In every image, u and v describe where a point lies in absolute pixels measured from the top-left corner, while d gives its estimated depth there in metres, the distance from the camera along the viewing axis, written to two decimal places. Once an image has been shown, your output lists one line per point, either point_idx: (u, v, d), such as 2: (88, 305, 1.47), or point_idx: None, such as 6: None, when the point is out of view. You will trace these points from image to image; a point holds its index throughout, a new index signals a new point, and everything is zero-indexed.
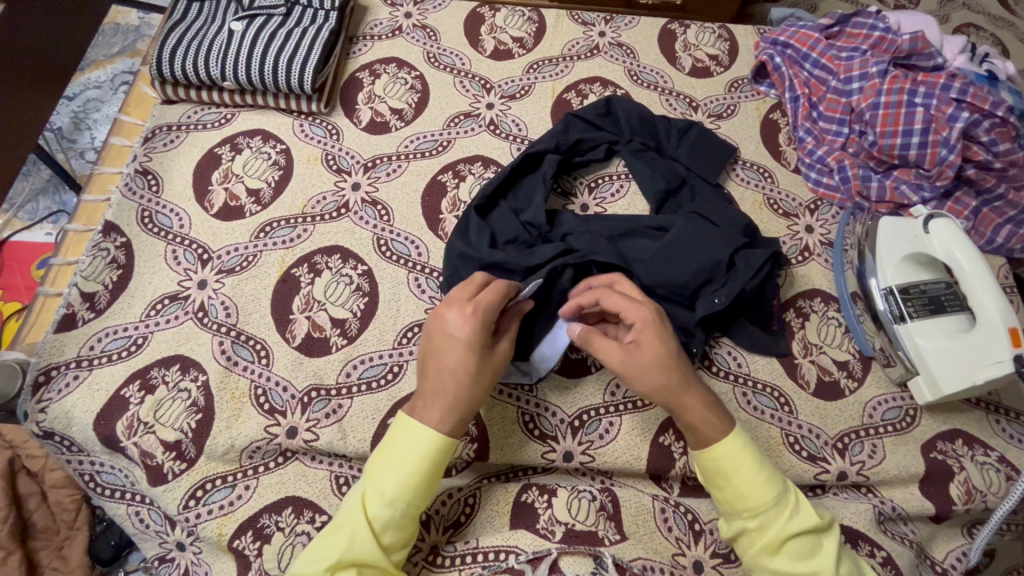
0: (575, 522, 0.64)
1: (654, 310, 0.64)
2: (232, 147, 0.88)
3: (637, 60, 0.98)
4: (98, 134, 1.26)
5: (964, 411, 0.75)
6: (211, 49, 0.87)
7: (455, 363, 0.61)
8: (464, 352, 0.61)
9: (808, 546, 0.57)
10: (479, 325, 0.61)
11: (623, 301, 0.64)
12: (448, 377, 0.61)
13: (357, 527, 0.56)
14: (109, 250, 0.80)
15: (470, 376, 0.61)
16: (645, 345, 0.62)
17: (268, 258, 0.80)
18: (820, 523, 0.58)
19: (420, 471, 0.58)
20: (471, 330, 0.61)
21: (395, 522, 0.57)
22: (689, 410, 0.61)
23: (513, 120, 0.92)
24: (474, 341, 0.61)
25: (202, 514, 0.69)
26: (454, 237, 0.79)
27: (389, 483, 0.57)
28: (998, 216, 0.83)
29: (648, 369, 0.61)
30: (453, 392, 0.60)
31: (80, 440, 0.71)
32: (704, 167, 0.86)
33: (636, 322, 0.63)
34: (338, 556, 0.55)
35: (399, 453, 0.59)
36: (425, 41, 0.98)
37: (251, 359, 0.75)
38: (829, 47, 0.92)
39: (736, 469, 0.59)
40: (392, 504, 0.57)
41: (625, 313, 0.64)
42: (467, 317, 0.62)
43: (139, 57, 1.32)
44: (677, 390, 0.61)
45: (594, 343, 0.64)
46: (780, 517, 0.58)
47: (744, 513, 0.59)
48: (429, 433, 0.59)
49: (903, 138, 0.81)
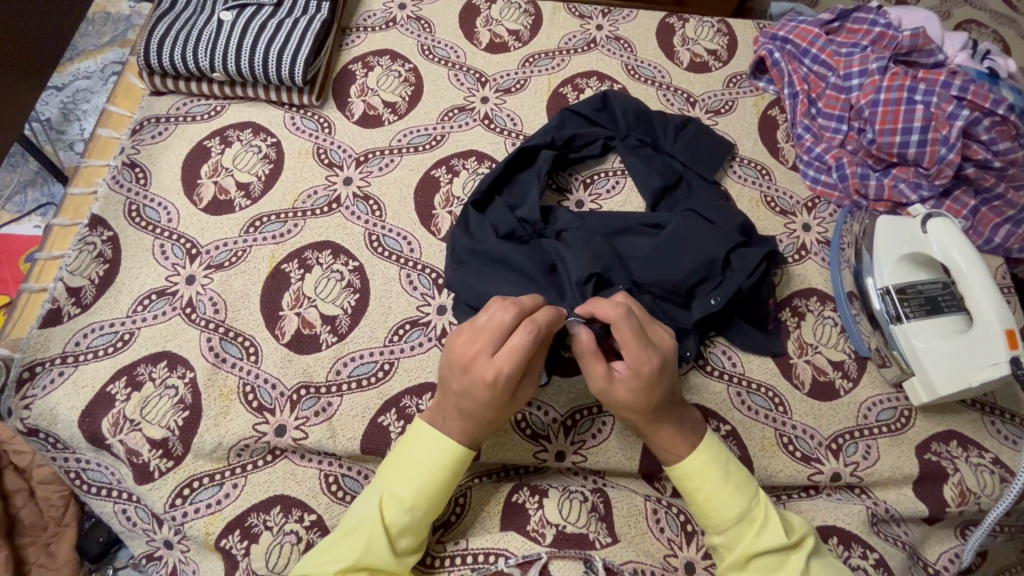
0: (567, 524, 0.63)
1: (658, 365, 0.59)
2: (221, 140, 0.86)
3: (635, 55, 0.96)
4: (87, 125, 1.24)
5: (959, 411, 0.75)
6: (201, 39, 0.86)
7: (470, 412, 0.59)
8: (479, 407, 0.59)
9: (773, 562, 0.55)
10: (502, 388, 0.58)
11: (629, 341, 0.58)
12: (464, 421, 0.60)
13: (374, 532, 0.56)
14: (95, 244, 0.79)
15: (483, 422, 0.60)
16: (626, 387, 0.59)
17: (258, 253, 0.79)
18: (786, 541, 0.55)
19: (441, 479, 0.59)
20: (492, 388, 0.57)
21: (413, 526, 0.57)
22: (657, 433, 0.61)
23: (508, 114, 0.90)
24: (492, 402, 0.58)
25: (189, 513, 0.68)
26: (456, 232, 0.78)
27: (409, 491, 0.58)
28: (996, 215, 0.82)
29: (627, 403, 0.59)
30: (467, 433, 0.61)
31: (66, 437, 0.70)
32: (699, 163, 0.85)
33: (632, 364, 0.58)
34: (356, 561, 0.54)
35: (420, 466, 0.59)
36: (419, 33, 0.96)
37: (240, 356, 0.74)
38: (829, 42, 0.90)
39: (698, 487, 0.60)
40: (411, 510, 0.57)
41: (626, 352, 0.58)
42: (488, 383, 0.57)
43: (129, 46, 1.29)
44: (651, 420, 0.61)
45: (586, 362, 0.60)
46: (747, 534, 0.57)
47: (711, 529, 0.59)
48: (443, 462, 0.59)
49: (903, 136, 0.80)
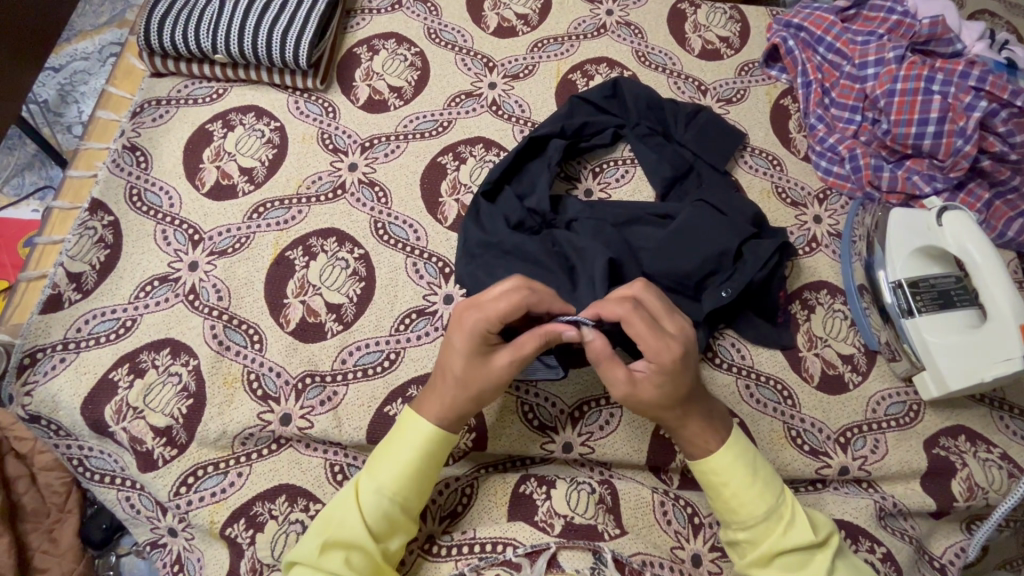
0: (575, 515, 0.62)
1: (681, 354, 0.57)
2: (224, 124, 0.85)
3: (646, 41, 0.95)
4: (85, 108, 1.22)
5: (968, 406, 0.74)
6: (203, 19, 0.84)
7: (447, 365, 0.60)
8: (453, 356, 0.59)
9: (800, 559, 0.55)
10: (472, 334, 0.58)
11: (646, 336, 0.57)
12: (442, 376, 0.60)
13: (347, 511, 0.56)
14: (95, 229, 0.78)
15: (457, 383, 0.59)
16: (652, 384, 0.58)
17: (261, 240, 0.78)
18: (815, 539, 0.56)
19: (413, 460, 0.58)
20: (467, 331, 0.58)
21: (386, 508, 0.56)
22: (686, 428, 0.60)
23: (516, 101, 0.89)
24: (462, 349, 0.58)
25: (194, 501, 0.67)
26: (467, 224, 0.77)
27: (382, 470, 0.57)
28: (1010, 209, 0.80)
29: (654, 400, 0.58)
30: (442, 391, 0.60)
31: (68, 425, 0.69)
32: (710, 153, 0.83)
33: (655, 360, 0.57)
34: (328, 537, 0.55)
35: (395, 443, 0.59)
36: (426, 16, 0.94)
37: (245, 343, 0.73)
38: (844, 30, 0.88)
39: (727, 483, 0.59)
40: (383, 490, 0.57)
41: (645, 347, 0.57)
42: (461, 324, 0.59)
43: (127, 26, 1.26)
44: (677, 416, 0.60)
45: (605, 368, 0.58)
46: (774, 531, 0.57)
47: (734, 524, 0.58)
48: (422, 426, 0.59)
49: (918, 127, 0.79)
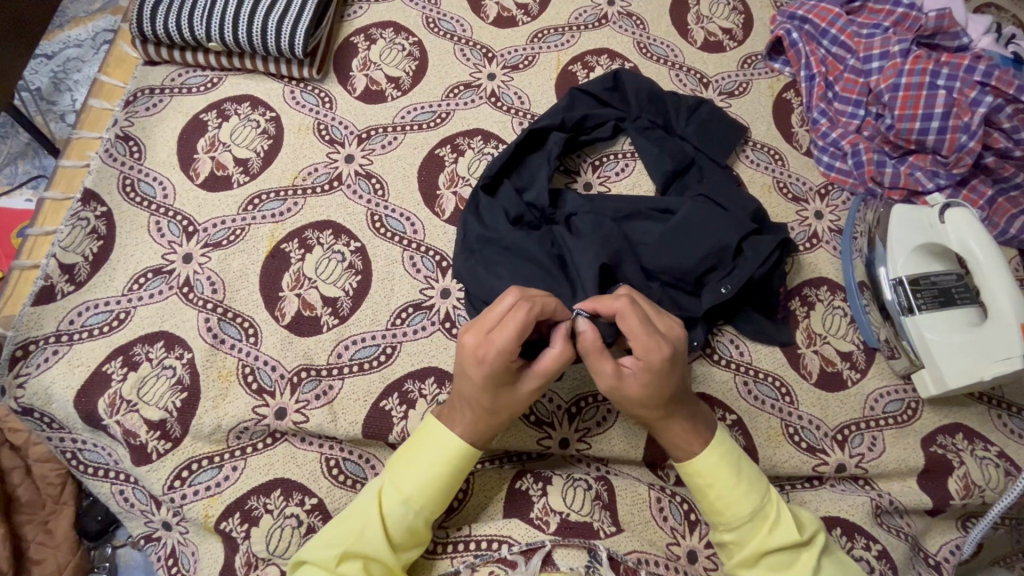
0: (571, 512, 0.62)
1: (671, 355, 0.57)
2: (219, 114, 0.84)
3: (647, 32, 0.93)
4: (79, 96, 1.20)
5: (966, 404, 0.74)
6: (196, 6, 0.82)
7: (469, 396, 0.58)
8: (475, 389, 0.57)
9: (785, 560, 0.55)
10: (493, 369, 0.55)
11: (639, 333, 0.56)
12: (467, 404, 0.59)
13: (369, 521, 0.55)
14: (88, 220, 0.77)
15: (483, 409, 0.58)
16: (638, 380, 0.57)
17: (256, 232, 0.77)
18: (799, 538, 0.56)
19: (439, 474, 0.58)
20: (485, 368, 0.55)
21: (410, 521, 0.56)
22: (670, 428, 0.60)
23: (515, 92, 0.88)
24: (484, 382, 0.56)
25: (188, 495, 0.67)
26: (466, 218, 0.76)
27: (410, 483, 0.57)
28: (1014, 206, 0.79)
29: (638, 399, 0.58)
30: (470, 416, 0.59)
31: (60, 417, 0.69)
32: (712, 147, 0.82)
33: (644, 358, 0.56)
34: (349, 547, 0.54)
35: (420, 457, 0.59)
36: (424, 5, 0.93)
37: (239, 337, 0.72)
38: (849, 22, 0.87)
39: (711, 485, 0.59)
40: (409, 502, 0.57)
41: (635, 344, 0.56)
42: (478, 361, 0.55)
43: (121, 13, 1.24)
44: (662, 415, 0.59)
45: (592, 360, 0.57)
46: (760, 531, 0.57)
47: (722, 525, 0.58)
48: (447, 443, 0.59)
49: (922, 122, 0.78)
